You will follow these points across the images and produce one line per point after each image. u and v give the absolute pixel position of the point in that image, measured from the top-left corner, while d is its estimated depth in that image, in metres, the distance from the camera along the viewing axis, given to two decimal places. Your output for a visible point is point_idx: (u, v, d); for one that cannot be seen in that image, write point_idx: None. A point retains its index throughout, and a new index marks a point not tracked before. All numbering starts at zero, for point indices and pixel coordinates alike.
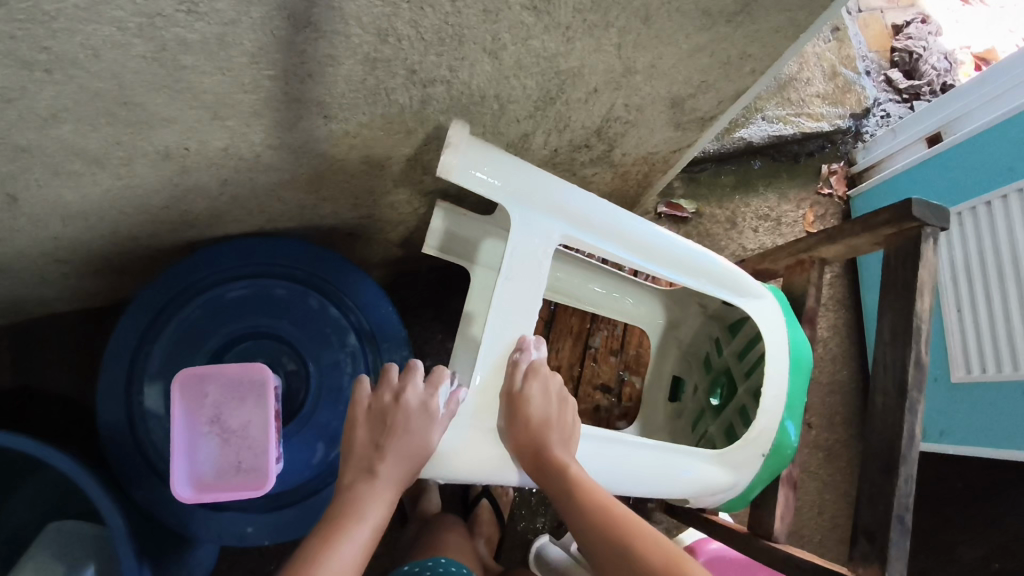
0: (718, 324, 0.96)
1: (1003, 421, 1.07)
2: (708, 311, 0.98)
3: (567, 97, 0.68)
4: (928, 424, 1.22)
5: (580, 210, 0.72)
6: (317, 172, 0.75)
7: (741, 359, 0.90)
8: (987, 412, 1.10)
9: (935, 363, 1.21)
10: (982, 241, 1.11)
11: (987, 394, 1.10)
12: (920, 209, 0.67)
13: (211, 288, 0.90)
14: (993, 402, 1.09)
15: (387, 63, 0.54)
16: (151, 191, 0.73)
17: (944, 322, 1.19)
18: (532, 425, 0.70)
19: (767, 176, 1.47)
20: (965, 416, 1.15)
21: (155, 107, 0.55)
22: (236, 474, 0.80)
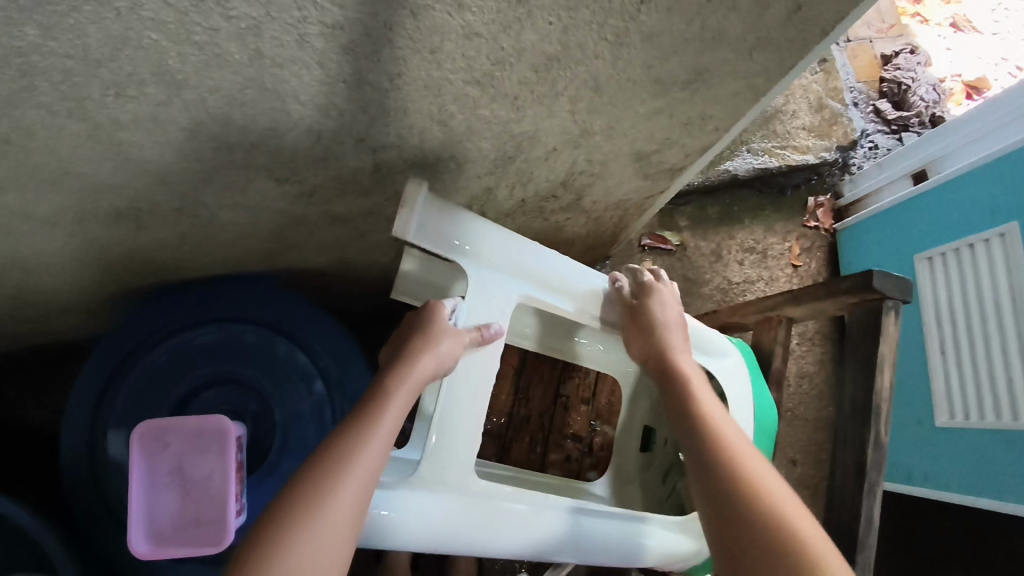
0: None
1: (982, 468, 1.05)
2: None
3: (526, 155, 0.67)
4: (912, 467, 1.20)
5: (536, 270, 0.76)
6: (278, 225, 0.74)
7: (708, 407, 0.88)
8: (967, 458, 1.09)
9: (920, 405, 1.19)
10: (965, 284, 1.09)
11: (967, 439, 1.09)
12: (880, 281, 0.66)
13: (178, 333, 0.89)
14: (973, 448, 1.08)
15: (332, 133, 0.53)
16: (111, 245, 0.72)
17: (927, 364, 1.18)
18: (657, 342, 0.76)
19: (753, 208, 1.45)
20: (945, 461, 1.13)
21: (100, 176, 0.54)
22: (191, 526, 0.79)
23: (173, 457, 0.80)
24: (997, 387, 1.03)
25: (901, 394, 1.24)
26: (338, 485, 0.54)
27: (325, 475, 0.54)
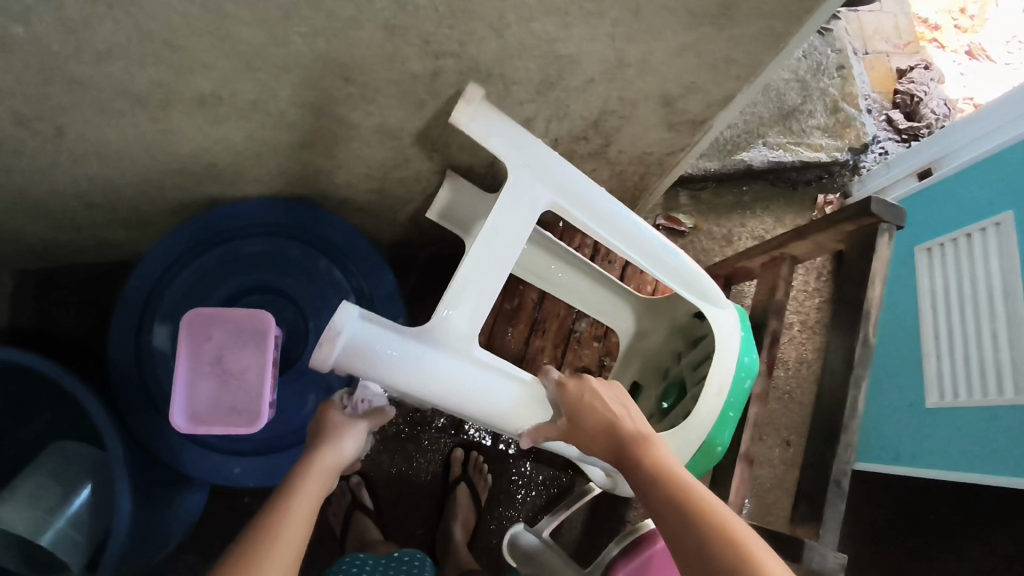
0: (685, 338, 0.90)
1: (969, 445, 1.11)
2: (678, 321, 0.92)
3: (565, 84, 0.75)
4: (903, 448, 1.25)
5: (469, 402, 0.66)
6: (333, 136, 0.82)
7: (695, 372, 0.83)
8: (954, 436, 1.14)
9: (913, 389, 1.25)
10: (960, 271, 1.15)
11: (955, 418, 1.14)
12: (877, 206, 0.75)
13: (227, 240, 0.96)
14: (960, 426, 1.13)
15: (404, 30, 0.61)
16: (183, 141, 0.80)
17: (922, 350, 1.23)
18: (598, 427, 0.65)
19: (765, 200, 1.53)
20: (936, 439, 1.18)
21: (198, 54, 0.63)
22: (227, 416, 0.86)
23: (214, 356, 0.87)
24: (986, 367, 1.09)
25: (894, 379, 1.29)
26: (282, 517, 0.64)
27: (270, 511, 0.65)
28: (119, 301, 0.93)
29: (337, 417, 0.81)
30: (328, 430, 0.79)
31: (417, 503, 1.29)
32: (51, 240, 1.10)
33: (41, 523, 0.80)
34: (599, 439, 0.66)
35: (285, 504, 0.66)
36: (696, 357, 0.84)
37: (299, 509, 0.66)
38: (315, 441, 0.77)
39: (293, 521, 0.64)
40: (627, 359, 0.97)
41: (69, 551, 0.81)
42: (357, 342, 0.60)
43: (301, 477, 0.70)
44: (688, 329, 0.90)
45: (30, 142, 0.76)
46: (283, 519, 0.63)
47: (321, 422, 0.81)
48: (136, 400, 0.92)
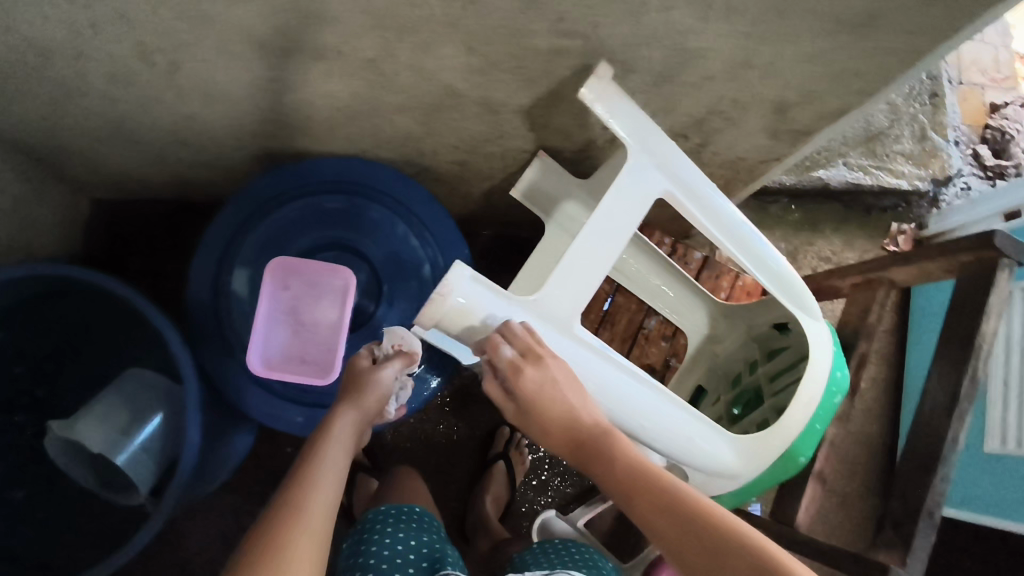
0: (760, 348, 0.89)
1: None
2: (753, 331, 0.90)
3: (682, 78, 0.73)
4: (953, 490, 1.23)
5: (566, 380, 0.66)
6: (437, 104, 0.81)
7: (775, 382, 0.82)
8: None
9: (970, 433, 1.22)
10: None
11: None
12: (1003, 240, 0.74)
13: (312, 195, 0.96)
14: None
15: (542, 6, 0.61)
16: (290, 91, 0.80)
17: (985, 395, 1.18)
18: (556, 419, 0.64)
19: (837, 221, 1.50)
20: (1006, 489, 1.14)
21: (333, 6, 0.62)
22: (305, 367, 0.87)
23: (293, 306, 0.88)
24: None
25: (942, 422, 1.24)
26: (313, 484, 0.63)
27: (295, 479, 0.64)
28: (202, 241, 0.94)
29: (362, 370, 0.79)
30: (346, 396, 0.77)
31: (452, 476, 1.30)
32: (133, 174, 1.11)
33: (113, 445, 0.83)
34: (558, 426, 0.65)
35: (311, 473, 0.64)
36: (775, 366, 0.83)
37: (327, 476, 0.65)
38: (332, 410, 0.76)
39: (322, 486, 0.63)
40: (693, 362, 0.95)
41: (138, 473, 0.84)
42: (465, 301, 0.61)
43: (320, 448, 0.69)
44: (764, 338, 0.89)
45: (145, 75, 0.77)
46: (310, 490, 0.62)
47: (343, 385, 0.79)
48: (207, 340, 0.94)
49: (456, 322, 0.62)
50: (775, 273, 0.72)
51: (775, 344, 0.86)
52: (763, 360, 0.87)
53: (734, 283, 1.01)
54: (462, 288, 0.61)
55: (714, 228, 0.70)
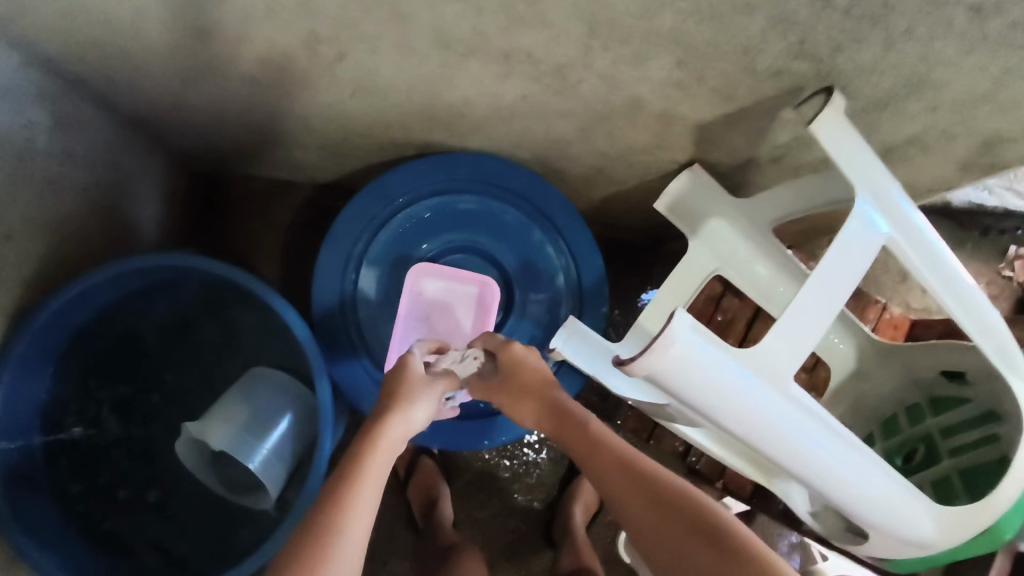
0: (922, 394, 0.84)
1: None
2: (913, 375, 0.84)
3: (901, 107, 0.66)
4: None
5: (783, 450, 0.58)
6: (607, 111, 0.75)
7: (956, 440, 0.78)
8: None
9: None
10: None
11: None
12: None
13: (445, 194, 0.93)
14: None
15: (791, 25, 0.54)
16: (451, 89, 0.74)
17: None
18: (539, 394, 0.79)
19: (951, 241, 1.42)
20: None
21: (549, 12, 0.56)
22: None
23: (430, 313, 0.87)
24: None
25: None
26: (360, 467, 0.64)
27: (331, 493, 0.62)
28: (330, 235, 0.89)
29: (416, 365, 0.75)
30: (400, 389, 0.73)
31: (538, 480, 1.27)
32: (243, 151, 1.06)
33: (241, 446, 0.82)
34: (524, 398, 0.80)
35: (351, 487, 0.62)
36: (949, 420, 0.79)
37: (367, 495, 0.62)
38: (389, 402, 0.71)
39: (372, 469, 0.64)
40: (835, 399, 0.90)
41: (266, 474, 0.82)
42: (679, 356, 0.53)
43: (369, 448, 0.66)
44: (928, 385, 0.84)
45: (304, 62, 0.71)
46: (349, 504, 0.60)
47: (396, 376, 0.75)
48: (330, 339, 0.90)
49: (662, 375, 0.54)
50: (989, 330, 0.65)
51: (944, 393, 0.82)
52: (928, 410, 0.83)
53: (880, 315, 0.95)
54: (677, 341, 0.53)
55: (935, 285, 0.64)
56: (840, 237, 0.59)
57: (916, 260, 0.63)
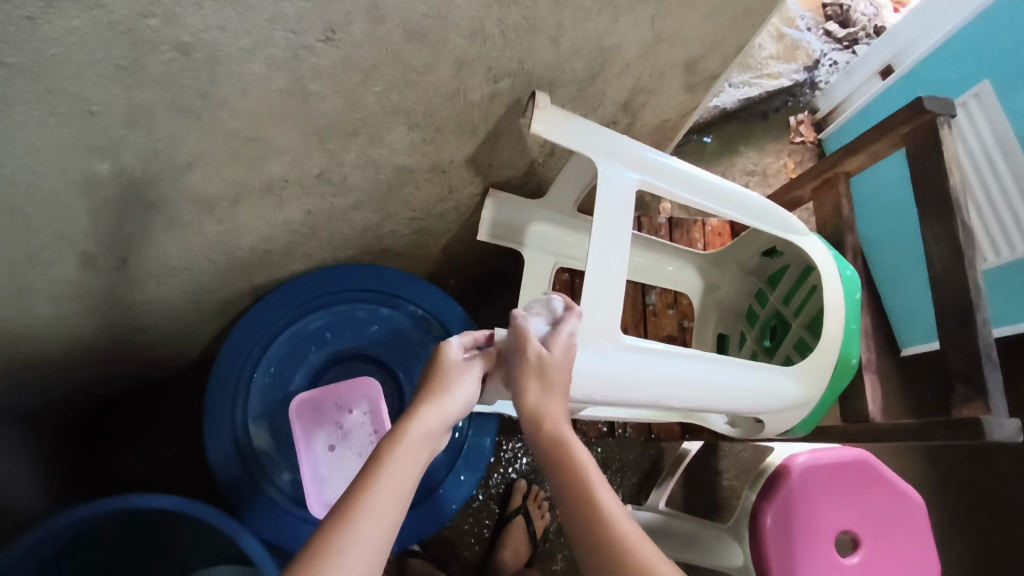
0: (761, 278, 0.95)
1: (915, 313, 1.29)
2: (746, 267, 0.96)
3: (605, 73, 0.76)
4: (907, 335, 1.33)
5: (608, 382, 0.67)
6: (388, 186, 0.81)
7: (790, 304, 0.87)
8: (1005, 289, 1.16)
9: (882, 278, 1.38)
10: (982, 146, 1.16)
11: (1006, 279, 1.16)
12: (931, 102, 0.69)
13: (294, 322, 0.96)
14: (1016, 284, 1.14)
15: (472, 62, 0.62)
16: (244, 234, 0.78)
17: (903, 249, 1.30)
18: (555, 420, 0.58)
19: (745, 136, 1.60)
20: (1009, 300, 1.16)
21: (272, 142, 0.62)
22: None
23: (342, 457, 0.87)
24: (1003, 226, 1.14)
25: (899, 311, 1.33)
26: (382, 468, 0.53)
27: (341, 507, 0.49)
28: (206, 415, 0.90)
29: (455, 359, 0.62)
30: (447, 373, 0.61)
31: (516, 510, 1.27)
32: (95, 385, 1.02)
33: None
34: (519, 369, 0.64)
35: (364, 492, 0.50)
36: (785, 289, 0.89)
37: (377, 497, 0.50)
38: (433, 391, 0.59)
39: (399, 465, 0.53)
40: (703, 316, 1.00)
41: None
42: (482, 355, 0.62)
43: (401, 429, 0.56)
44: (763, 267, 0.94)
45: (96, 282, 0.73)
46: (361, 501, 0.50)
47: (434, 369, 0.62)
48: (253, 508, 0.89)
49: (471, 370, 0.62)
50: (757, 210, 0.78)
51: (772, 270, 0.92)
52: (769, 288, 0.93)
53: (705, 230, 1.07)
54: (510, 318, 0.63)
55: (711, 203, 0.77)
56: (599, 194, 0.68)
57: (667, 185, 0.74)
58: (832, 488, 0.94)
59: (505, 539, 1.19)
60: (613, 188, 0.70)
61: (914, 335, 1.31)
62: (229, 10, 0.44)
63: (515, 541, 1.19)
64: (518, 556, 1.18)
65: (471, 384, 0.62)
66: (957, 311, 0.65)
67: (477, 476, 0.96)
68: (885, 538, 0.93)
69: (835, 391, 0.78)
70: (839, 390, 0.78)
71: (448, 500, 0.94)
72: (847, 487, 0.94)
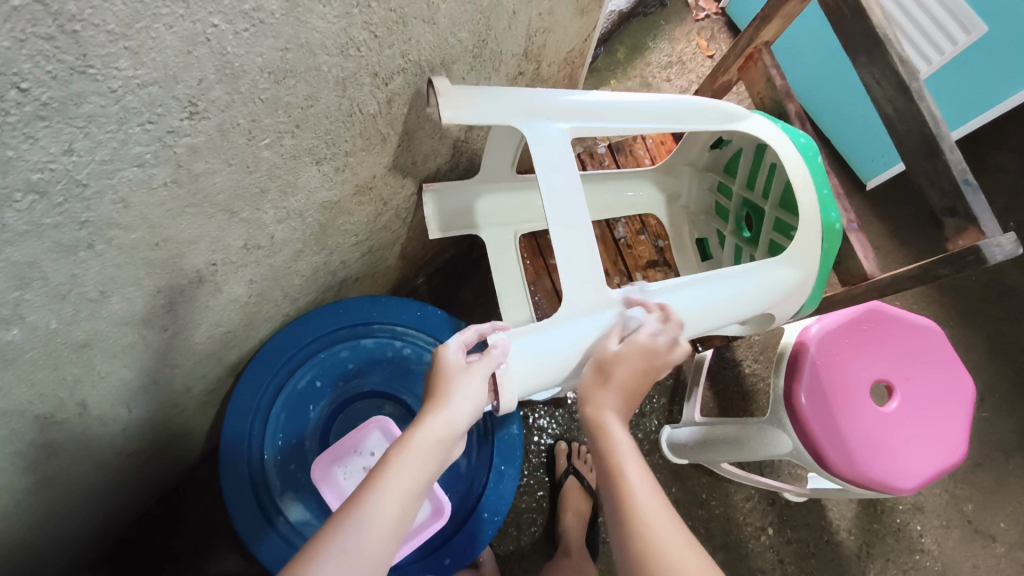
0: (717, 171, 0.92)
1: (867, 145, 1.27)
2: (700, 165, 0.94)
3: (495, 32, 0.71)
4: (865, 169, 1.33)
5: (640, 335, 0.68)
6: (321, 225, 0.76)
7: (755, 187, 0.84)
8: (945, 93, 1.17)
9: (822, 123, 1.35)
10: None
11: (944, 83, 1.15)
12: None
13: (281, 386, 0.91)
14: (957, 84, 1.14)
15: (354, 77, 0.57)
16: (195, 329, 0.73)
17: (835, 88, 1.26)
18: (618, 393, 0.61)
19: (651, 31, 1.54)
20: (950, 105, 1.17)
21: (182, 234, 0.56)
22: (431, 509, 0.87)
23: None
24: (927, 32, 1.12)
25: (851, 148, 1.32)
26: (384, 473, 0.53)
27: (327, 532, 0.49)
28: (230, 510, 0.85)
29: (456, 362, 0.61)
30: (450, 387, 0.59)
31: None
32: (110, 519, 0.98)
33: None
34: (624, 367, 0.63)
35: (352, 513, 0.50)
36: (745, 173, 0.86)
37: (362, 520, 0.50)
38: (436, 399, 0.58)
39: (402, 475, 0.53)
40: (677, 227, 0.97)
41: None
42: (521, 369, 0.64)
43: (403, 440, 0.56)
44: (715, 160, 0.92)
45: (66, 435, 0.67)
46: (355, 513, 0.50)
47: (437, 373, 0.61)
48: None
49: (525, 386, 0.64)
50: (690, 112, 0.75)
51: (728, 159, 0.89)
52: (728, 178, 0.90)
53: (647, 143, 1.04)
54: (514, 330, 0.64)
55: (643, 122, 0.73)
56: (535, 158, 0.65)
57: (592, 121, 0.70)
58: (852, 347, 0.93)
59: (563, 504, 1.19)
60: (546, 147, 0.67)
61: (874, 167, 1.30)
62: (70, 128, 0.38)
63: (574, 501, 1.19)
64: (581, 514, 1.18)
65: (473, 391, 0.60)
66: (920, 148, 0.63)
67: (517, 465, 0.94)
68: (915, 374, 0.93)
69: (829, 258, 0.77)
70: (834, 256, 0.76)
71: (497, 499, 0.92)
72: (866, 341, 0.93)
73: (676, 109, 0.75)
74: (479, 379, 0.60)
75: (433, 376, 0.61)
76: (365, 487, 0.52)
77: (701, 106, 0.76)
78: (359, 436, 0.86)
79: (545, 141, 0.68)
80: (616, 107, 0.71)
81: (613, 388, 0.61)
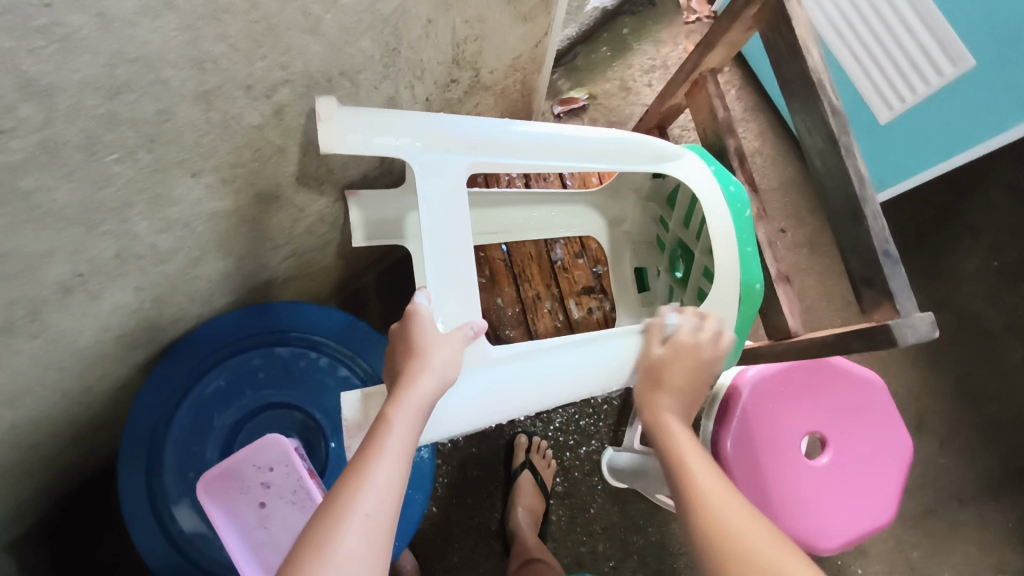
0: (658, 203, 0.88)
1: None
2: (643, 193, 0.89)
3: (407, 41, 0.66)
4: None
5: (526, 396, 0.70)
6: (220, 233, 0.72)
7: (689, 228, 0.80)
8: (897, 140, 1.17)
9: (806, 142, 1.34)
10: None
11: (900, 129, 1.15)
12: None
13: (188, 391, 0.88)
14: (908, 134, 1.14)
15: (221, 90, 0.52)
16: (79, 335, 0.69)
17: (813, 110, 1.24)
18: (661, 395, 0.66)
19: (637, 31, 1.47)
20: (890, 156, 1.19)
21: (27, 250, 0.52)
22: None
23: (270, 510, 0.81)
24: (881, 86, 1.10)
25: None
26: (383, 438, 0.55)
27: (340, 500, 0.50)
28: (125, 515, 0.85)
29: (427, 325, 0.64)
30: (424, 346, 0.62)
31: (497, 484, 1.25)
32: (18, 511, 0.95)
33: None
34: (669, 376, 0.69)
35: (361, 473, 0.51)
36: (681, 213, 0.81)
37: (371, 485, 0.51)
38: (412, 361, 0.61)
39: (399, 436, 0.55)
40: (617, 252, 0.93)
41: None
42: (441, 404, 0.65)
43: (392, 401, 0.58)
44: (657, 189, 0.86)
45: None
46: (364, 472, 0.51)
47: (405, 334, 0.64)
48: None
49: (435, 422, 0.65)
50: (602, 146, 0.74)
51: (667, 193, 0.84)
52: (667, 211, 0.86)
53: None
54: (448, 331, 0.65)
55: (547, 157, 0.72)
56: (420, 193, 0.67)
57: (492, 153, 0.70)
58: (788, 395, 0.88)
59: (517, 497, 1.17)
60: (435, 181, 0.68)
61: None
62: None
63: (527, 498, 1.17)
64: (534, 512, 1.16)
65: (447, 354, 0.63)
66: (846, 208, 0.58)
67: (427, 489, 0.93)
68: (851, 428, 0.89)
69: (745, 316, 0.75)
70: (750, 315, 0.75)
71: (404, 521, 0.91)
72: (803, 390, 0.89)
73: (589, 145, 0.73)
74: (452, 342, 0.64)
75: (402, 339, 0.64)
76: (368, 449, 0.54)
77: (618, 140, 0.74)
78: (257, 451, 0.82)
79: (438, 170, 0.68)
80: (519, 140, 0.71)
81: (670, 386, 0.67)
